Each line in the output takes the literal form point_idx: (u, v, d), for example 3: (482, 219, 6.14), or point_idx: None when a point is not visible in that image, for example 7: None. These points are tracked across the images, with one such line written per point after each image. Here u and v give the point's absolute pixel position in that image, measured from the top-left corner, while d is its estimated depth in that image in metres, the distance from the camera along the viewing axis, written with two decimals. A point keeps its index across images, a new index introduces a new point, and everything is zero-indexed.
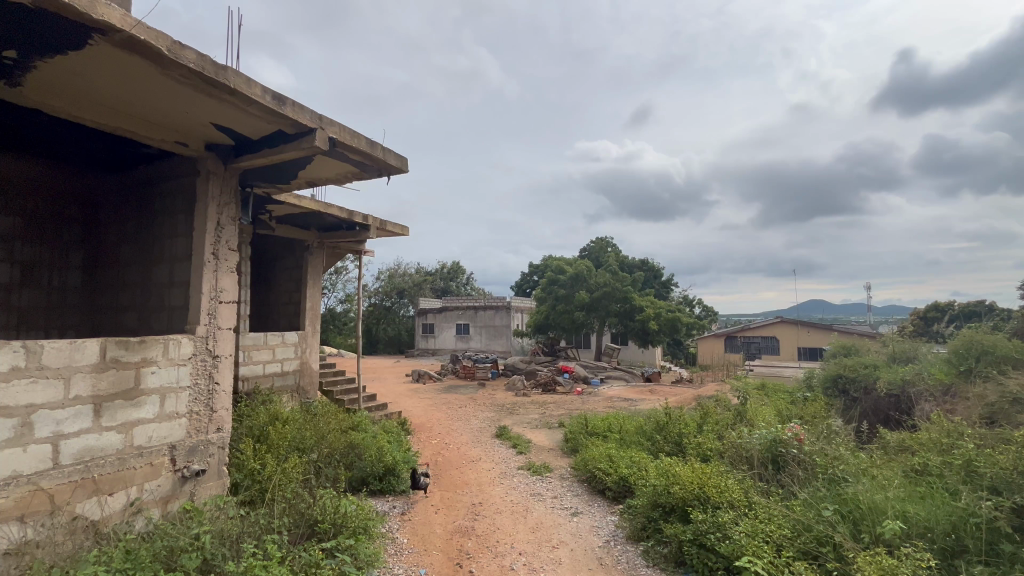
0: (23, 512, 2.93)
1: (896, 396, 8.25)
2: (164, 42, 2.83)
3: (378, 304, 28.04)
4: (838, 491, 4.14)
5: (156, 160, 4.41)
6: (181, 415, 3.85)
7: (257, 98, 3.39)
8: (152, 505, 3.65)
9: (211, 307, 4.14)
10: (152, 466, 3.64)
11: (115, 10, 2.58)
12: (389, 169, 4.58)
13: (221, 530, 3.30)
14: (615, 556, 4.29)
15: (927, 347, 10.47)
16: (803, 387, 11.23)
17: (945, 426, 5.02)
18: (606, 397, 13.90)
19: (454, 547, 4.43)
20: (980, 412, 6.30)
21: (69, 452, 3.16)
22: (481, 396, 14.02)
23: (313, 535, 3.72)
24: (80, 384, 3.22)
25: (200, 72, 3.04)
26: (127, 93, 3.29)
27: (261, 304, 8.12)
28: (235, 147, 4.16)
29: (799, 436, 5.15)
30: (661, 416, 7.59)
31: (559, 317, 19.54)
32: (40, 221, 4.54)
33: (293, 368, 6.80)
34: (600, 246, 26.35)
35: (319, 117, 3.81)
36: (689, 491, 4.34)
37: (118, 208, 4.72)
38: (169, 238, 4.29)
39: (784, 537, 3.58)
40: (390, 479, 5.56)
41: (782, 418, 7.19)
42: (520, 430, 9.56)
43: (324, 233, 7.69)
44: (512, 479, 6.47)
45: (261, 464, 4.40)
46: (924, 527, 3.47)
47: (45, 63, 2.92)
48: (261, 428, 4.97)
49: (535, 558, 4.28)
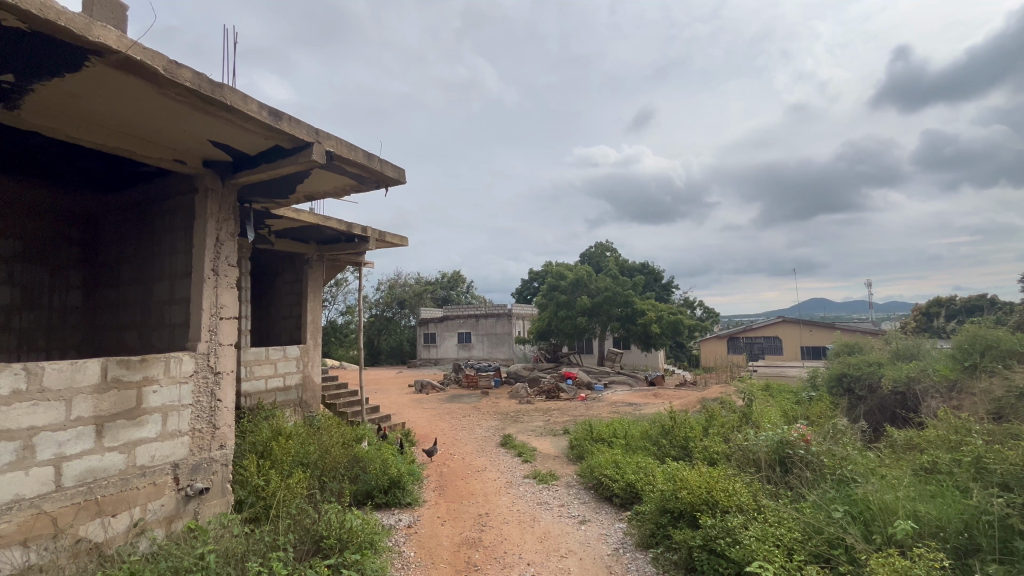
0: (25, 537, 2.91)
1: (902, 394, 8.18)
2: (161, 61, 2.85)
3: (378, 315, 28.15)
4: (848, 492, 4.10)
5: (155, 179, 4.43)
6: (184, 433, 3.83)
7: (254, 114, 3.41)
8: (156, 525, 3.61)
9: (212, 324, 4.12)
10: (154, 485, 3.62)
11: (111, 32, 2.60)
12: (387, 181, 4.61)
13: (226, 550, 3.28)
14: (624, 565, 4.24)
15: (930, 343, 10.40)
16: (807, 386, 11.18)
17: (953, 422, 4.97)
18: (609, 402, 13.85)
19: (461, 559, 4.40)
20: (987, 408, 6.25)
21: (71, 475, 3.14)
22: (484, 404, 13.93)
23: (319, 551, 3.67)
24: (81, 405, 3.20)
25: (196, 90, 3.06)
26: (125, 112, 3.30)
27: (262, 319, 8.11)
28: (233, 163, 4.19)
29: (805, 437, 5.13)
30: (665, 421, 7.53)
31: (560, 324, 19.41)
32: (39, 243, 4.53)
33: (295, 382, 6.77)
34: (601, 250, 26.91)
35: (315, 131, 3.84)
36: (697, 496, 4.30)
37: (118, 228, 4.74)
38: (169, 256, 4.29)
39: (795, 540, 3.53)
40: (395, 492, 5.51)
41: (787, 419, 7.14)
42: (524, 438, 9.52)
43: (324, 245, 7.72)
44: (517, 488, 6.42)
45: (264, 480, 4.35)
46: (936, 527, 3.41)
47: (44, 86, 2.94)
48: (263, 443, 4.92)
49: (544, 568, 4.23)
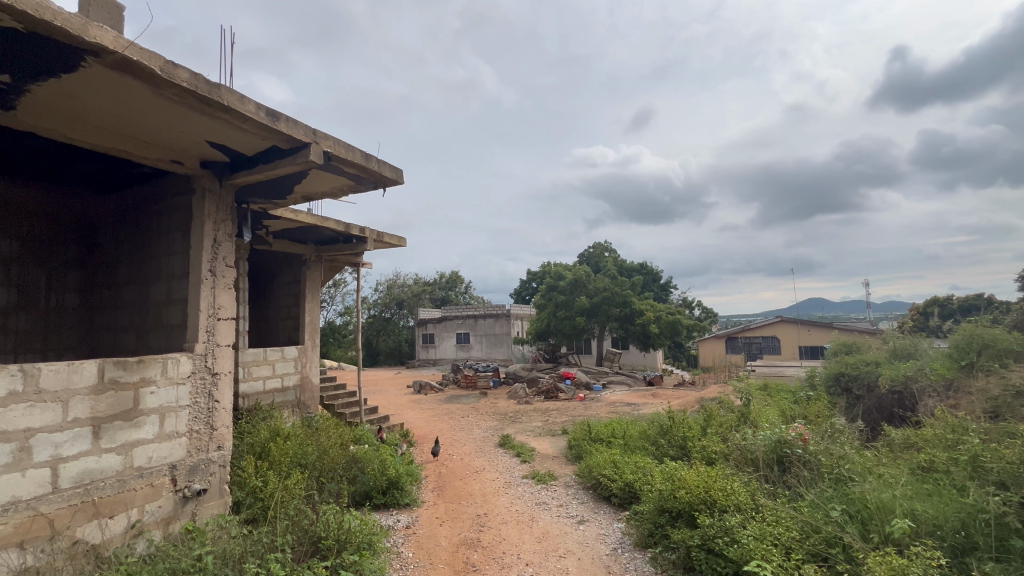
0: (22, 539, 2.90)
1: (899, 393, 8.20)
2: (157, 62, 2.85)
3: (377, 315, 28.18)
4: (845, 491, 4.11)
5: (152, 180, 4.43)
6: (181, 434, 3.82)
7: (251, 115, 3.40)
8: (154, 526, 3.60)
9: (209, 324, 4.12)
10: (152, 487, 3.61)
11: (107, 33, 2.59)
12: (384, 182, 4.60)
13: (223, 551, 3.28)
14: (623, 564, 4.25)
15: (927, 342, 10.43)
16: (805, 386, 11.19)
17: (950, 421, 4.98)
18: (608, 402, 13.85)
19: (460, 559, 4.40)
20: (984, 407, 6.26)
21: (68, 476, 3.13)
22: (483, 405, 13.92)
23: (317, 551, 3.67)
24: (78, 406, 3.19)
25: (193, 91, 3.06)
26: (122, 112, 3.29)
27: (260, 320, 8.10)
28: (230, 163, 4.18)
29: (803, 436, 5.14)
30: (664, 421, 7.53)
31: (559, 324, 19.41)
32: (36, 244, 4.52)
33: (293, 383, 6.76)
34: (599, 250, 26.96)
35: (313, 131, 3.83)
36: (695, 496, 4.31)
37: (115, 229, 4.74)
38: (166, 257, 4.29)
39: (793, 539, 3.53)
40: (393, 493, 5.50)
41: (785, 419, 7.15)
42: (523, 438, 9.52)
43: (322, 246, 7.71)
44: (516, 488, 6.41)
45: (262, 481, 4.34)
46: (932, 525, 3.42)
47: (41, 87, 2.93)
48: (261, 444, 4.91)
49: (542, 568, 4.23)
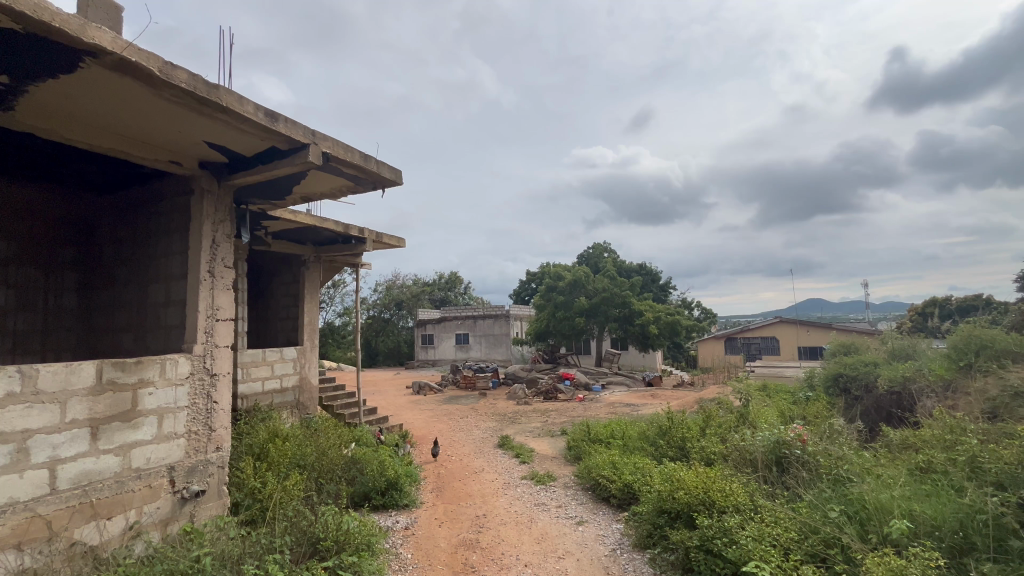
0: (20, 540, 2.90)
1: (897, 394, 8.21)
2: (155, 63, 2.85)
3: (377, 316, 28.19)
4: (844, 492, 4.12)
5: (151, 181, 4.42)
6: (180, 435, 3.82)
7: (250, 115, 3.40)
8: (152, 528, 3.60)
9: (208, 325, 4.11)
10: (150, 488, 3.61)
11: (106, 34, 2.59)
12: (383, 182, 4.60)
13: (222, 552, 3.28)
14: (621, 565, 4.25)
15: (925, 342, 10.45)
16: (804, 386, 11.21)
17: (948, 421, 4.98)
18: (608, 402, 13.85)
19: (459, 560, 4.39)
20: (982, 407, 6.28)
21: (66, 478, 3.13)
22: (482, 406, 13.92)
23: (316, 553, 3.66)
24: (76, 407, 3.19)
25: (192, 92, 3.05)
26: (120, 113, 3.29)
27: (259, 321, 8.09)
28: (229, 164, 4.18)
29: (802, 437, 5.14)
30: (663, 422, 7.53)
31: (558, 324, 19.42)
32: (34, 245, 4.52)
33: (292, 384, 6.75)
34: (599, 250, 26.97)
35: (312, 132, 3.83)
36: (694, 496, 4.31)
37: (113, 230, 4.73)
38: (164, 258, 4.29)
39: (791, 540, 3.53)
40: (392, 494, 5.49)
41: (784, 419, 7.16)
42: (522, 439, 9.51)
43: (321, 247, 7.69)
44: (515, 489, 6.41)
45: (261, 482, 4.34)
46: (931, 525, 3.43)
47: (39, 88, 2.93)
48: (260, 445, 4.91)
49: (541, 569, 4.23)
